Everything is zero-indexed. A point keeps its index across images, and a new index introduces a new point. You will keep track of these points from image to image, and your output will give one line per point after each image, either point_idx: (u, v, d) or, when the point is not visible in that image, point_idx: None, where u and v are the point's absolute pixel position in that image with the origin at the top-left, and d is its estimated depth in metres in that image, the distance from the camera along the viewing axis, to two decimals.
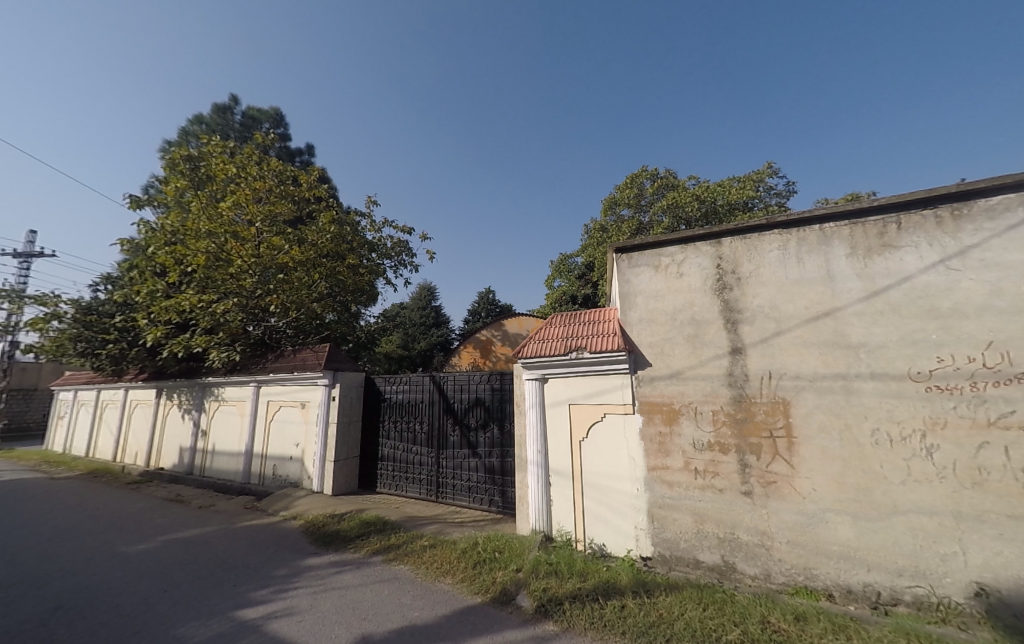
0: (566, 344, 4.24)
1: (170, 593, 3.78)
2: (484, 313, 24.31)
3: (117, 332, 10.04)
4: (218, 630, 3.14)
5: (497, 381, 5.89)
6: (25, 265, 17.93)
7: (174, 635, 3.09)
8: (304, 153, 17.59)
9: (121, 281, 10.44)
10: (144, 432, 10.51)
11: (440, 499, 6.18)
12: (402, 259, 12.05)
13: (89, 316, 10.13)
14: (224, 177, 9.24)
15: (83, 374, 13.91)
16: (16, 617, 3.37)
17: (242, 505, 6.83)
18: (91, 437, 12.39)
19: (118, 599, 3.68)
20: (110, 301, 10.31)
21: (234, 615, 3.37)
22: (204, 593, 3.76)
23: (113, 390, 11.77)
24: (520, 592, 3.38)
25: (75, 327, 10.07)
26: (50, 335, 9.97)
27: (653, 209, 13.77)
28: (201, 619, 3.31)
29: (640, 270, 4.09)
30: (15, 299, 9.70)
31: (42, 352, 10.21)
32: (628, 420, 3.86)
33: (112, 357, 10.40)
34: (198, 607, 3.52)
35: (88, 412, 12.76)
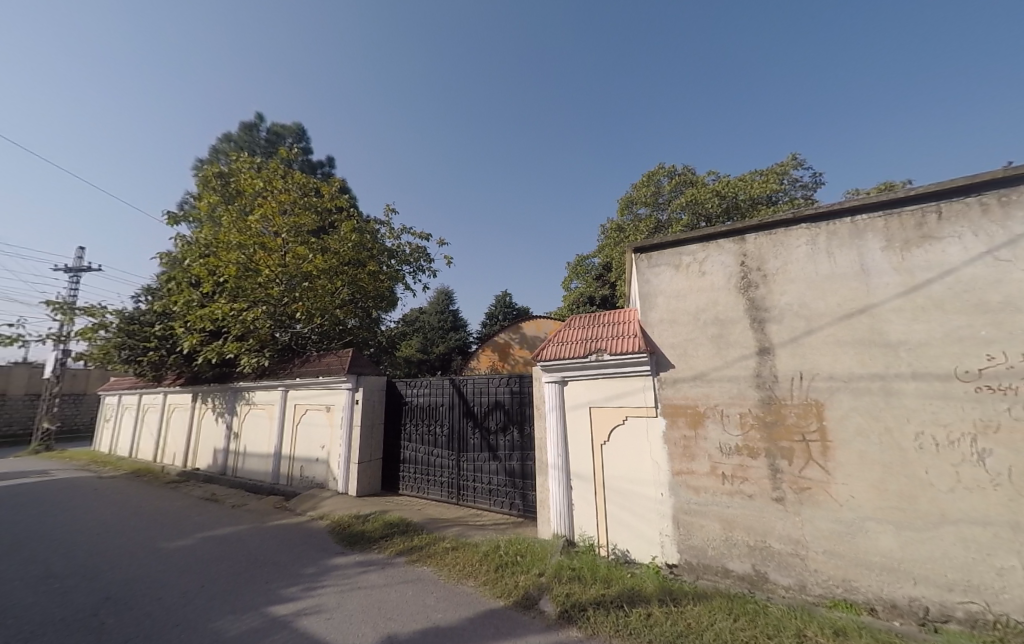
0: (586, 345, 4.18)
1: (207, 587, 3.90)
2: (502, 316, 24.34)
3: (157, 340, 10.49)
4: (251, 625, 3.20)
5: (517, 384, 5.85)
6: (76, 279, 18.98)
7: (211, 628, 3.17)
8: (325, 165, 18.08)
9: (160, 292, 10.92)
10: (182, 434, 10.93)
11: (461, 502, 6.18)
12: (420, 265, 12.20)
13: (132, 325, 10.62)
14: (252, 191, 9.58)
15: (126, 378, 14.63)
16: (70, 606, 3.54)
17: (271, 505, 6.99)
18: (134, 439, 13.00)
19: (161, 592, 3.81)
20: (151, 311, 10.79)
21: (265, 611, 3.43)
22: (238, 589, 3.85)
23: (153, 394, 12.33)
24: (543, 596, 3.32)
25: (119, 335, 10.56)
26: (98, 343, 10.51)
27: (671, 207, 13.50)
28: (234, 614, 3.38)
29: (659, 269, 3.99)
30: (65, 310, 10.26)
31: (91, 359, 10.77)
32: (651, 423, 3.77)
33: (153, 364, 10.87)
34: (232, 602, 3.60)
35: (131, 415, 13.39)
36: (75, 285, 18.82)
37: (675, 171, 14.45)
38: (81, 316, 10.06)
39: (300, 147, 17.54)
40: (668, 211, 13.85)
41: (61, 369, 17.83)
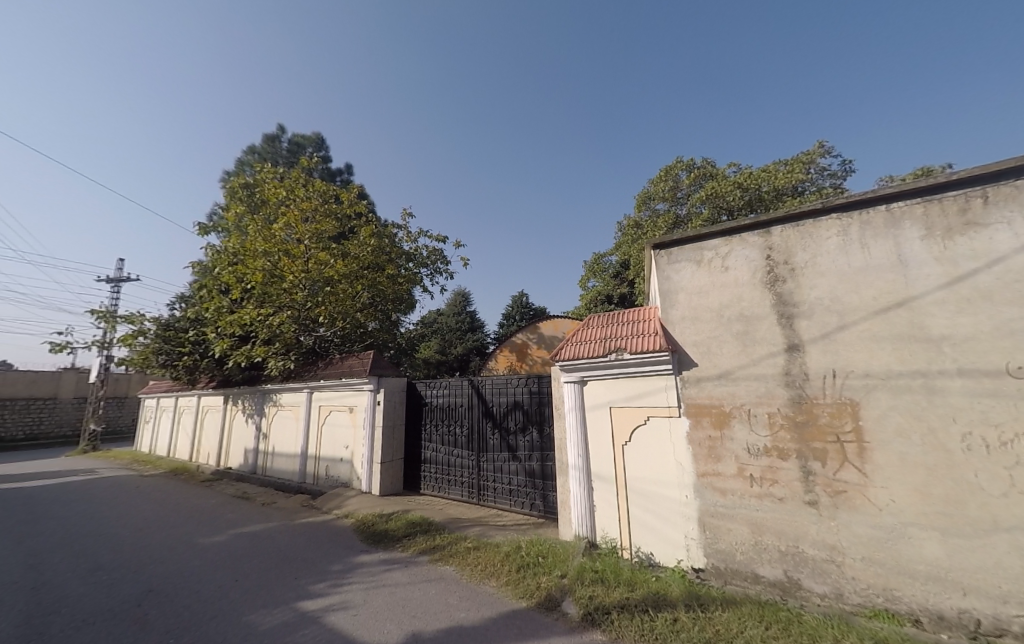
0: (606, 344, 4.11)
1: (241, 582, 4.00)
2: (519, 316, 24.32)
3: (191, 345, 10.90)
4: (281, 619, 3.27)
5: (536, 384, 5.81)
6: (116, 289, 19.90)
7: (245, 621, 3.25)
8: (344, 173, 18.44)
9: (193, 299, 11.34)
10: (214, 435, 11.32)
11: (482, 502, 6.17)
12: (437, 267, 12.30)
13: (168, 331, 11.06)
14: (276, 200, 9.84)
15: (163, 382, 15.28)
16: (116, 597, 3.69)
17: (299, 503, 7.16)
18: (170, 440, 13.55)
19: (199, 585, 3.94)
20: (185, 317, 11.21)
21: (294, 606, 3.50)
22: (269, 584, 3.94)
23: (187, 396, 12.82)
24: (566, 598, 3.28)
25: (156, 341, 11.01)
26: (138, 349, 10.99)
27: (691, 201, 13.21)
28: (265, 609, 3.46)
29: (680, 266, 3.90)
30: (107, 318, 10.74)
31: (131, 364, 11.26)
32: (674, 423, 3.67)
33: (187, 368, 11.30)
34: (264, 596, 3.68)
35: (168, 417, 13.95)
36: (117, 294, 19.74)
37: (694, 164, 14.13)
38: (121, 323, 10.53)
39: (320, 156, 17.95)
40: (687, 206, 13.56)
41: (105, 374, 18.74)
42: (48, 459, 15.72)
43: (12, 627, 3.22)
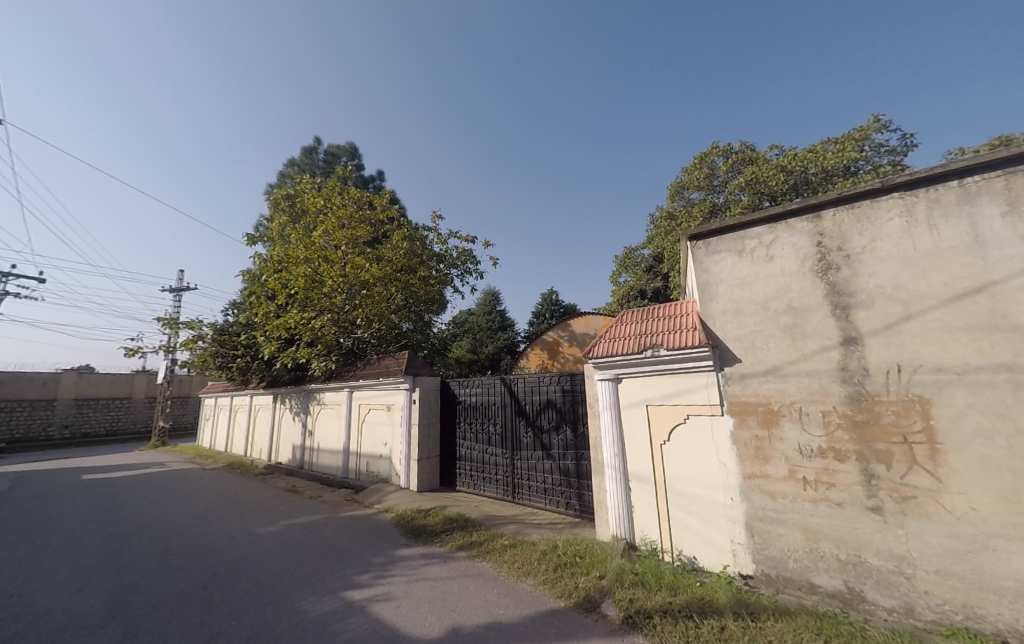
0: (640, 340, 3.98)
1: (292, 570, 4.18)
2: (549, 314, 24.16)
3: (243, 348, 11.58)
4: (330, 607, 3.37)
5: (568, 382, 5.71)
6: (177, 297, 21.39)
7: (297, 607, 3.39)
8: (376, 180, 18.97)
9: (244, 305, 12.04)
10: (266, 431, 11.96)
11: (517, 500, 6.15)
12: (467, 268, 12.39)
13: (223, 335, 11.80)
14: (315, 209, 10.25)
15: (220, 382, 16.36)
16: (185, 579, 3.96)
17: (343, 497, 7.43)
18: (227, 437, 14.50)
19: (256, 571, 4.15)
20: (237, 322, 11.92)
21: (342, 595, 3.61)
22: (318, 573, 4.09)
23: (241, 395, 13.65)
24: (605, 600, 3.19)
25: (213, 345, 11.77)
26: (197, 352, 11.80)
27: (729, 188, 12.63)
28: (315, 596, 3.59)
29: (719, 256, 3.72)
30: (172, 325, 11.57)
31: (193, 366, 12.10)
32: (716, 422, 3.49)
33: (241, 369, 12.01)
34: (313, 584, 3.82)
35: (225, 415, 14.89)
36: (179, 302, 21.30)
37: (731, 149, 13.50)
38: (182, 328, 11.34)
39: (354, 164, 18.54)
40: (725, 193, 12.98)
41: (171, 375, 20.27)
42: (124, 453, 17.26)
43: (100, 603, 3.52)
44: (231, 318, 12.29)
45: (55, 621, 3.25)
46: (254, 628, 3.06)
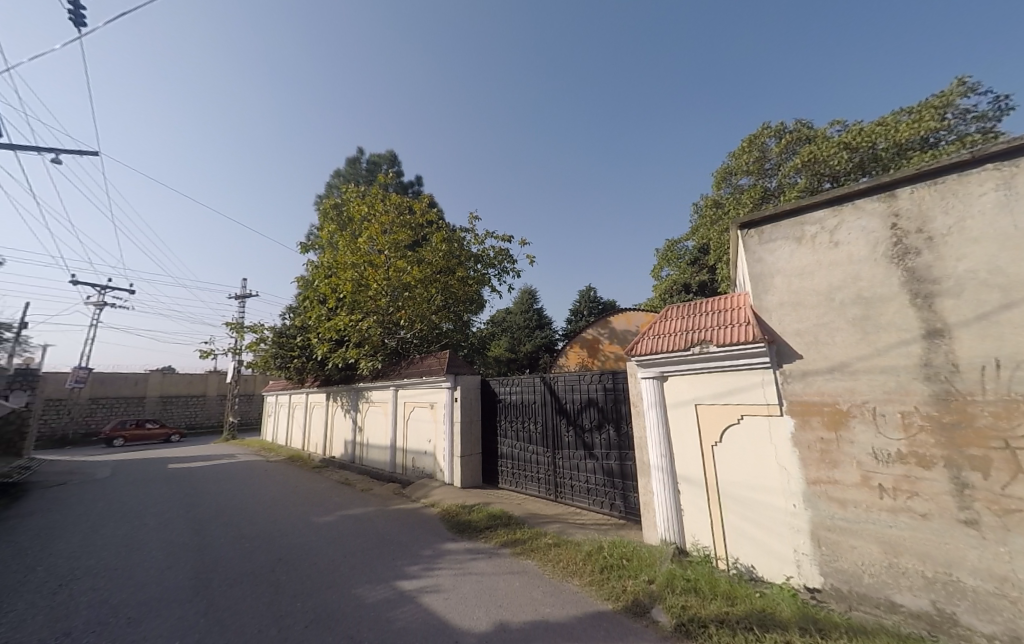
0: (687, 337, 3.78)
1: (348, 558, 4.37)
2: (588, 311, 23.79)
3: (299, 349, 12.30)
4: (383, 595, 3.48)
5: (610, 380, 5.56)
6: (240, 303, 23.08)
7: (354, 593, 3.54)
8: (415, 185, 19.50)
9: (299, 308, 12.78)
10: (320, 427, 12.64)
11: (559, 499, 6.08)
12: (504, 267, 12.42)
13: (281, 338, 12.60)
14: (360, 216, 10.67)
15: (279, 381, 17.51)
16: (256, 562, 4.24)
17: (392, 490, 7.68)
18: (286, 432, 15.50)
19: (317, 557, 4.38)
20: (293, 325, 12.67)
21: (394, 584, 3.71)
22: (371, 562, 4.24)
23: (297, 393, 14.52)
24: (655, 605, 3.06)
25: (273, 347, 12.60)
26: (259, 353, 12.68)
27: (783, 171, 11.85)
28: (369, 584, 3.71)
29: (775, 245, 3.48)
30: (238, 329, 12.49)
31: (255, 366, 13.01)
32: (775, 423, 3.25)
33: (297, 369, 12.78)
34: (368, 573, 3.96)
35: (284, 411, 15.89)
36: (242, 307, 22.98)
37: (785, 128, 12.64)
38: (247, 332, 12.22)
39: (394, 171, 19.15)
40: (778, 176, 12.21)
41: (238, 375, 21.93)
42: (200, 445, 18.94)
43: (186, 579, 3.85)
44: (288, 321, 13.09)
45: (150, 592, 3.59)
46: (317, 610, 3.21)
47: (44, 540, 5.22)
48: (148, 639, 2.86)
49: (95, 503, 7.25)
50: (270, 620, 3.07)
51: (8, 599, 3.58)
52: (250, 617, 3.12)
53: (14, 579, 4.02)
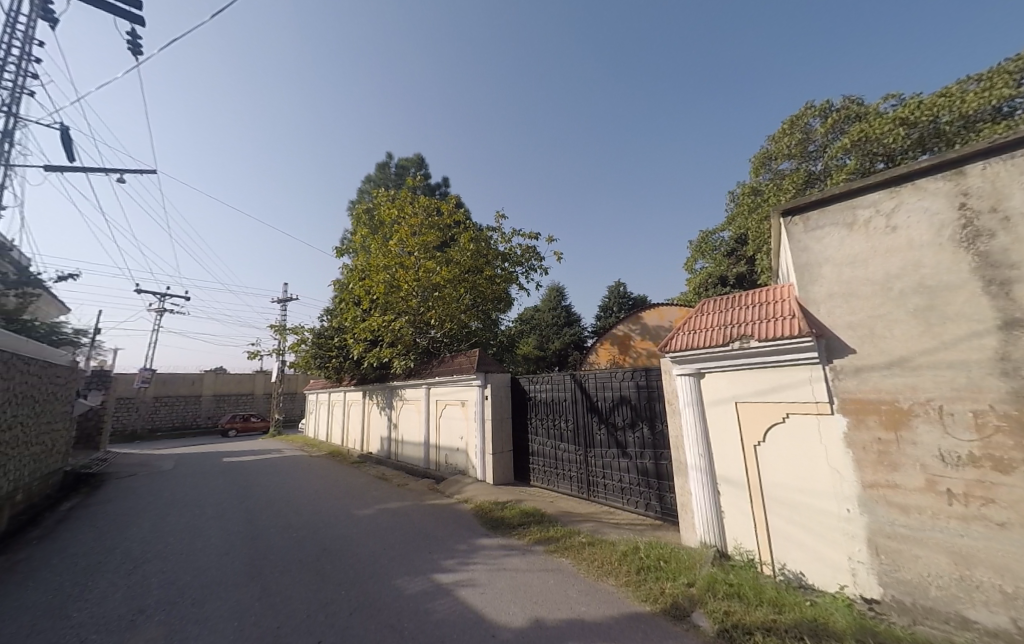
0: (725, 332, 3.62)
1: (387, 550, 4.48)
2: (618, 306, 23.34)
3: (337, 349, 12.76)
4: (421, 587, 3.54)
5: (643, 378, 5.40)
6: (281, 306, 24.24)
7: (393, 583, 3.62)
8: (442, 187, 19.75)
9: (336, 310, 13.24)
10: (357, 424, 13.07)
11: (592, 498, 5.98)
12: (532, 264, 12.35)
13: (320, 339, 13.12)
14: (391, 219, 10.91)
15: (318, 380, 18.28)
16: (302, 551, 4.42)
17: (426, 486, 7.84)
18: (326, 428, 16.15)
19: (358, 548, 4.52)
20: (331, 326, 13.15)
21: (430, 577, 3.76)
22: (409, 555, 4.33)
23: (335, 391, 15.08)
24: (695, 609, 2.95)
25: (313, 347, 13.14)
26: (300, 354, 13.25)
27: (829, 153, 11.17)
28: (407, 576, 3.79)
29: (823, 233, 3.27)
30: (280, 331, 13.10)
31: (297, 366, 13.61)
32: (824, 423, 3.05)
33: (336, 368, 13.25)
34: (405, 565, 4.04)
35: (324, 409, 16.54)
36: (284, 309, 24.09)
37: (831, 107, 11.89)
38: (289, 333, 12.79)
39: (422, 174, 19.46)
40: (823, 159, 11.52)
41: (282, 374, 23.05)
42: (248, 441, 20.07)
43: (242, 565, 4.07)
44: (326, 323, 13.60)
45: (210, 576, 3.82)
46: (360, 599, 3.30)
47: (118, 525, 5.69)
48: (209, 618, 3.03)
49: (160, 493, 7.83)
50: (317, 606, 3.18)
51: (90, 577, 3.92)
52: (300, 602, 3.25)
53: (94, 560, 4.39)
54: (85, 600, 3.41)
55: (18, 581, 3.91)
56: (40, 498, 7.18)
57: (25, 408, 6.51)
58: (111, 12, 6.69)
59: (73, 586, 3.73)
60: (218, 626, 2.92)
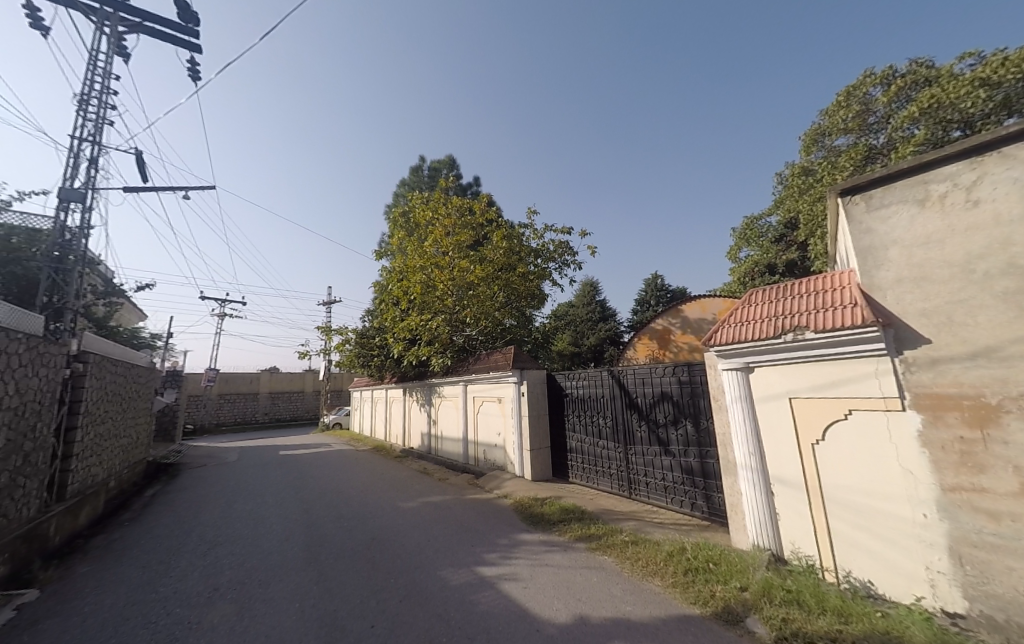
0: (777, 323, 3.40)
1: (432, 542, 4.58)
2: (655, 300, 22.66)
3: (378, 348, 13.24)
4: (465, 579, 3.58)
5: (686, 373, 5.20)
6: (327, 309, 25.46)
7: (438, 574, 3.70)
8: (474, 186, 19.92)
9: (376, 310, 13.71)
10: (398, 420, 13.49)
11: (634, 497, 5.84)
12: (565, 259, 12.20)
13: (362, 339, 13.64)
14: (425, 221, 11.12)
15: (361, 378, 19.04)
16: (352, 540, 4.61)
17: (466, 480, 7.97)
18: (370, 424, 16.79)
19: (404, 540, 4.65)
20: (371, 326, 13.62)
21: (474, 570, 3.80)
22: (452, 547, 4.40)
23: (377, 389, 15.62)
24: (750, 615, 2.79)
25: (356, 347, 13.67)
26: (345, 353, 13.84)
27: (893, 123, 10.24)
28: (451, 567, 3.85)
29: (891, 211, 2.99)
30: (326, 331, 13.73)
31: (342, 365, 14.21)
32: (895, 420, 2.80)
33: (377, 367, 13.74)
34: (449, 557, 4.11)
35: (368, 406, 17.22)
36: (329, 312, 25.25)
37: (894, 73, 10.91)
38: (334, 334, 13.37)
39: (455, 174, 19.69)
40: (886, 131, 10.59)
41: (329, 374, 24.19)
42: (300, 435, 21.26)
43: (300, 551, 4.31)
44: (367, 323, 14.11)
45: (273, 560, 4.07)
46: (408, 588, 3.39)
47: (193, 511, 6.20)
48: (273, 599, 3.23)
49: (224, 483, 8.45)
50: (369, 593, 3.30)
51: (170, 557, 4.29)
52: (353, 588, 3.39)
53: (172, 542, 4.80)
54: (166, 577, 3.73)
55: (113, 558, 4.35)
56: (128, 485, 7.97)
57: (115, 405, 7.24)
58: (173, 41, 7.21)
59: (155, 564, 4.09)
60: (282, 607, 3.10)
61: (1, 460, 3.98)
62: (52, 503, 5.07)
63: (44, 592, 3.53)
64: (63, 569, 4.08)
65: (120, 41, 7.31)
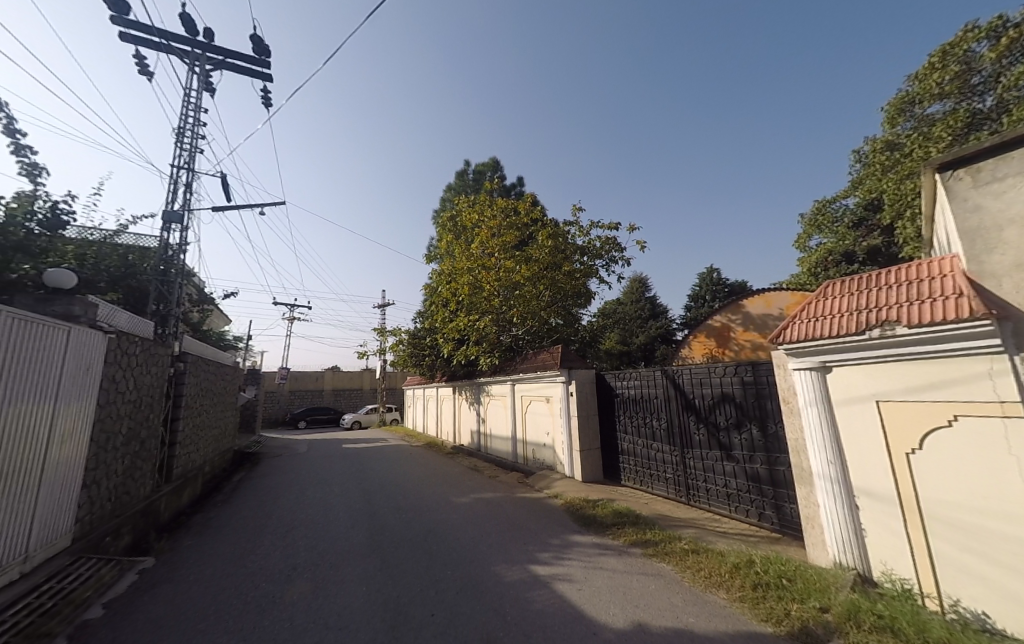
0: (861, 317, 3.05)
1: (485, 537, 4.64)
2: (710, 296, 21.49)
3: (430, 347, 13.72)
4: (519, 576, 3.58)
5: (749, 373, 4.85)
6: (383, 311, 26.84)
7: (493, 569, 3.73)
8: (518, 187, 20.04)
9: (427, 312, 14.20)
10: (449, 418, 13.87)
11: (693, 503, 5.54)
12: (613, 256, 11.87)
13: (414, 339, 14.17)
14: (472, 223, 11.32)
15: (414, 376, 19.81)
16: (408, 532, 4.79)
17: (515, 479, 8.01)
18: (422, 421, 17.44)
19: (458, 534, 4.76)
20: (422, 327, 14.11)
21: (527, 568, 3.80)
22: (506, 544, 4.44)
23: (429, 387, 16.18)
24: (834, 640, 2.52)
25: (408, 347, 14.24)
26: (399, 354, 14.46)
27: (1004, 83, 8.93)
28: (505, 564, 3.87)
29: (1008, 186, 2.58)
30: (381, 332, 14.43)
31: (396, 364, 14.86)
32: (1015, 428, 2.41)
33: (428, 366, 14.22)
34: (503, 553, 4.14)
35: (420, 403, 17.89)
36: (384, 314, 26.58)
37: (1004, 24, 9.46)
38: (388, 335, 14.02)
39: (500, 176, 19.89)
40: (994, 93, 9.25)
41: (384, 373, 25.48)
42: None
43: (363, 538, 4.55)
44: (419, 324, 14.64)
45: (340, 545, 4.33)
46: (464, 581, 3.45)
47: (269, 497, 6.77)
48: (342, 581, 3.42)
49: (295, 472, 9.16)
50: (428, 582, 3.40)
51: (252, 536, 4.71)
52: (413, 577, 3.51)
53: (253, 523, 5.26)
54: (249, 555, 4.09)
55: (210, 534, 4.84)
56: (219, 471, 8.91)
57: (208, 399, 8.10)
58: (250, 72, 7.91)
59: (240, 542, 4.51)
60: (349, 589, 3.28)
61: (124, 445, 4.58)
62: (161, 483, 5.76)
63: (157, 560, 4.01)
64: (171, 541, 4.62)
65: (207, 77, 8.14)
